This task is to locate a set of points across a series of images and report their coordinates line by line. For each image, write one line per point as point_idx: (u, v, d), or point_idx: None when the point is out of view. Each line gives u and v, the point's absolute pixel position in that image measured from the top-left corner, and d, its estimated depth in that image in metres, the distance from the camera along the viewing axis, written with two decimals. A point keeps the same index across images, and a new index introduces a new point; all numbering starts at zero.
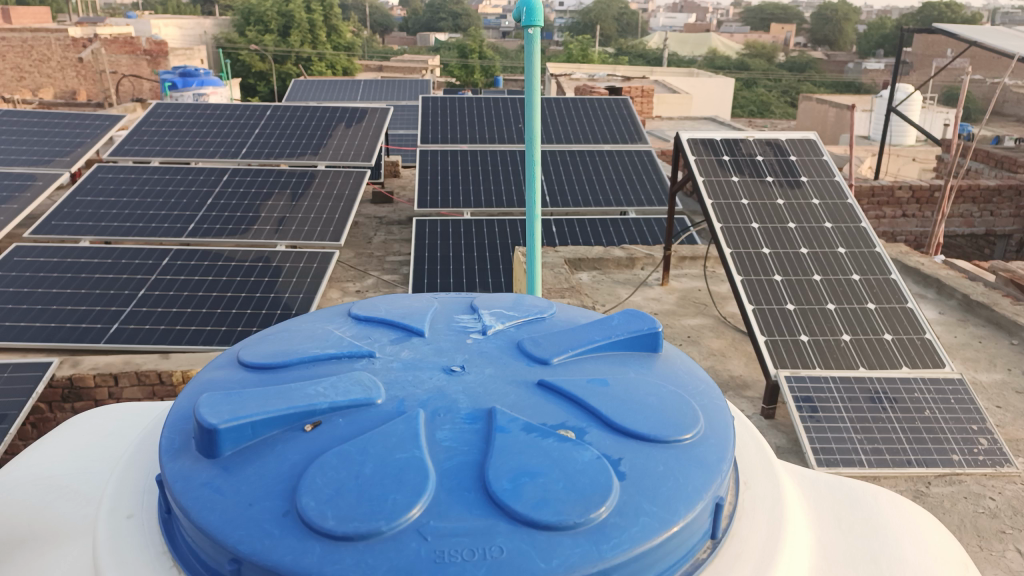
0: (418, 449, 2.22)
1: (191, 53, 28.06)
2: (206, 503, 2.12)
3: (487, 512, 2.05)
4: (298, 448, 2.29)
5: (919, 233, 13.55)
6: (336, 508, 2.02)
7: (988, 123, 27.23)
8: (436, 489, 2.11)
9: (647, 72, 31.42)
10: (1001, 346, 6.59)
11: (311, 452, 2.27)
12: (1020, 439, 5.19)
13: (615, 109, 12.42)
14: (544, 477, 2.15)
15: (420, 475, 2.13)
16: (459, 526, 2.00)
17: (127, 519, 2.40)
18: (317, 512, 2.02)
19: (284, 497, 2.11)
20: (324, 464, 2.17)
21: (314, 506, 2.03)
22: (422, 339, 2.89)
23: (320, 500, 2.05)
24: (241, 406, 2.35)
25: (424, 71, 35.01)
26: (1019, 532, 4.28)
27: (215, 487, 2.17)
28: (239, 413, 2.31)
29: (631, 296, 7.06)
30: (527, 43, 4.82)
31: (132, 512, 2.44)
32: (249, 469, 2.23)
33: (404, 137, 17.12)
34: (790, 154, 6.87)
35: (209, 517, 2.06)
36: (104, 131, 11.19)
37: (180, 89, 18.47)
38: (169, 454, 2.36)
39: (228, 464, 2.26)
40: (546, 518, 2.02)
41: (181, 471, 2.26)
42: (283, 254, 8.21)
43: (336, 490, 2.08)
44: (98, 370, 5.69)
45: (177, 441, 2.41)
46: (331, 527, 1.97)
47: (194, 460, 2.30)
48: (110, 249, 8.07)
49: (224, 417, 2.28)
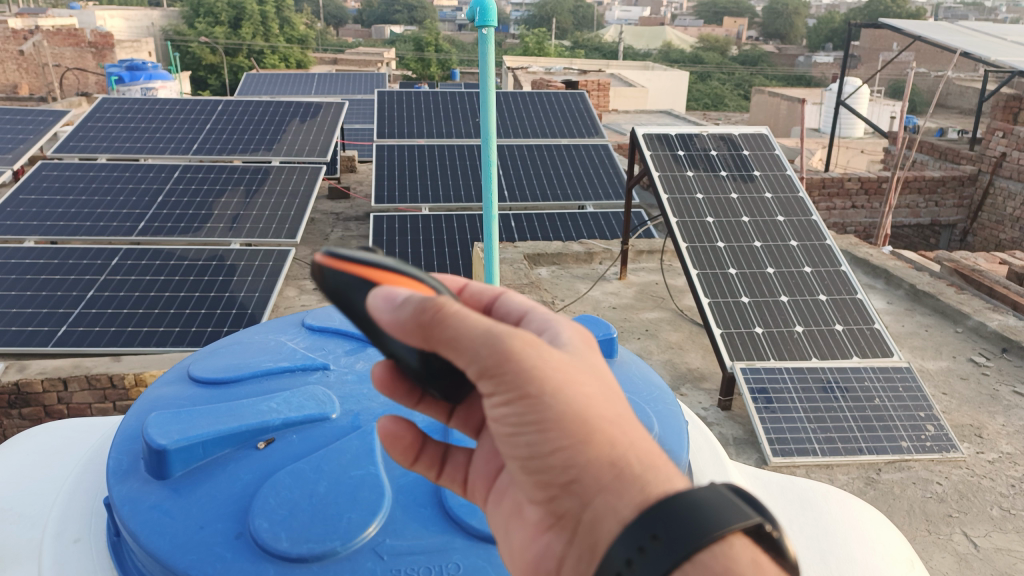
0: (373, 466, 2.22)
1: (140, 46, 27.17)
2: (156, 528, 2.05)
3: (443, 529, 2.08)
4: (251, 467, 2.24)
5: (868, 224, 13.82)
6: (290, 530, 1.99)
7: (933, 116, 27.89)
8: (391, 507, 2.12)
9: (602, 65, 31.59)
10: (946, 334, 6.74)
11: (264, 470, 2.22)
12: (965, 425, 5.32)
13: (572, 103, 12.42)
14: None
15: (375, 493, 2.13)
16: (415, 544, 2.02)
17: (74, 544, 2.35)
18: (271, 534, 1.98)
19: (236, 518, 2.07)
20: (277, 484, 2.13)
21: (267, 528, 1.99)
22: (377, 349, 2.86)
23: (274, 521, 2.01)
24: (192, 425, 2.28)
25: (379, 63, 34.66)
26: (965, 516, 4.40)
27: (165, 510, 2.10)
28: (189, 432, 2.24)
29: (590, 291, 7.07)
30: (481, 43, 4.75)
31: (79, 536, 2.39)
32: (200, 491, 2.17)
33: (360, 132, 16.93)
34: (743, 149, 6.94)
35: (158, 542, 2.00)
36: (48, 127, 10.82)
37: (127, 84, 17.97)
38: (117, 475, 2.28)
39: (178, 486, 2.20)
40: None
41: (130, 494, 2.18)
42: (238, 252, 8.05)
43: (290, 511, 2.04)
44: (47, 375, 5.51)
45: (125, 462, 2.33)
46: (286, 549, 1.94)
47: (143, 482, 2.23)
48: (57, 249, 7.83)
49: (173, 437, 2.21)
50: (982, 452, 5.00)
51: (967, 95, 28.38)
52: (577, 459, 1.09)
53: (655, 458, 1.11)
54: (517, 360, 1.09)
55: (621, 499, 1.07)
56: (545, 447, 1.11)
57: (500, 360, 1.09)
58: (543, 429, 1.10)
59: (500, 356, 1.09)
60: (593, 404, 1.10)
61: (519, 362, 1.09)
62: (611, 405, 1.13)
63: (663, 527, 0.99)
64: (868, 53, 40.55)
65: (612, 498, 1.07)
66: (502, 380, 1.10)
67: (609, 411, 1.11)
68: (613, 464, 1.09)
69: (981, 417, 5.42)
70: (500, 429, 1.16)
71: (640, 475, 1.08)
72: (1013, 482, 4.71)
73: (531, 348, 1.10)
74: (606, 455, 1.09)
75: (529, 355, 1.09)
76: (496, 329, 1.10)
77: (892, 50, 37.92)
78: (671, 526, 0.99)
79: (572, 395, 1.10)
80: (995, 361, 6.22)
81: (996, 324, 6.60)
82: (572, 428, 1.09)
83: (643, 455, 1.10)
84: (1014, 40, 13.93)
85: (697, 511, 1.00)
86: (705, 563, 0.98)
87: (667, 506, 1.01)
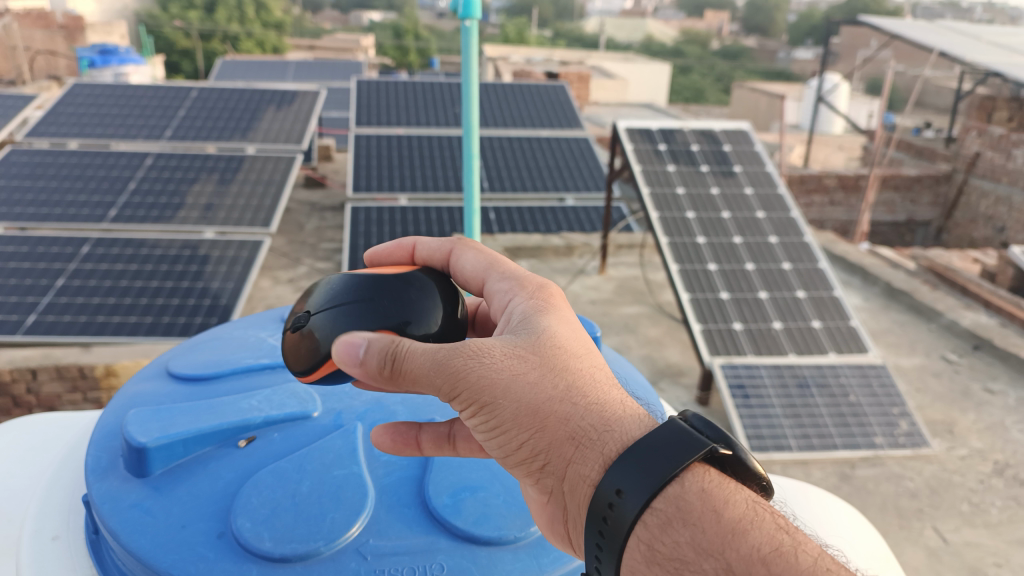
0: (357, 465, 2.16)
1: (111, 29, 26.70)
2: (136, 526, 1.97)
3: (427, 529, 2.00)
4: (232, 466, 2.16)
5: (845, 221, 13.91)
6: (273, 530, 1.92)
7: (910, 114, 28.15)
8: (375, 507, 2.05)
9: (583, 56, 31.52)
10: (921, 330, 6.78)
11: (246, 469, 2.15)
12: (938, 421, 5.33)
13: (553, 95, 12.35)
14: (484, 492, 2.12)
15: (359, 493, 2.06)
16: (399, 545, 1.95)
17: (53, 541, 2.29)
18: (253, 534, 1.91)
19: (218, 518, 1.99)
20: (260, 483, 2.07)
21: (249, 528, 1.92)
22: None
23: (256, 521, 1.94)
24: (172, 422, 2.21)
25: (357, 50, 34.30)
26: (936, 512, 4.40)
27: (146, 509, 2.02)
28: (170, 430, 2.17)
29: (569, 285, 7.01)
30: (464, 36, 4.67)
31: (58, 532, 2.32)
32: (181, 489, 2.09)
33: (338, 121, 16.78)
34: (723, 144, 6.91)
35: (139, 541, 1.92)
36: (17, 111, 10.58)
37: (98, 67, 17.66)
38: (95, 473, 2.19)
39: (158, 484, 2.11)
40: (486, 534, 1.97)
41: (109, 492, 2.10)
42: (211, 242, 7.93)
43: (272, 511, 1.98)
44: (15, 364, 5.36)
45: (104, 459, 2.25)
46: (269, 549, 1.87)
47: (122, 479, 2.14)
48: (25, 237, 7.66)
49: (153, 434, 2.14)
50: (953, 448, 5.01)
51: (943, 94, 28.66)
52: (543, 445, 1.30)
53: (611, 415, 1.30)
54: (462, 379, 1.33)
55: (588, 465, 1.25)
56: (517, 444, 1.33)
57: (451, 384, 1.33)
58: (507, 429, 1.33)
59: (449, 378, 1.33)
60: (540, 396, 1.32)
61: (466, 384, 1.33)
62: (559, 383, 1.34)
63: (622, 483, 1.16)
64: (846, 49, 40.72)
65: (581, 467, 1.26)
66: (460, 398, 1.34)
67: (559, 394, 1.32)
68: (573, 439, 1.29)
69: (953, 413, 5.44)
70: (483, 437, 1.39)
71: (602, 438, 1.27)
72: (983, 478, 4.72)
73: (474, 361, 1.34)
74: (563, 432, 1.29)
75: (472, 374, 1.33)
76: (436, 358, 1.34)
77: (870, 47, 38.20)
78: (627, 480, 1.16)
79: (519, 391, 1.32)
80: (967, 358, 6.24)
81: (969, 322, 6.62)
82: (527, 423, 1.32)
83: (601, 417, 1.30)
84: (989, 40, 13.99)
85: (644, 465, 1.16)
86: (662, 505, 1.14)
87: (623, 467, 1.18)
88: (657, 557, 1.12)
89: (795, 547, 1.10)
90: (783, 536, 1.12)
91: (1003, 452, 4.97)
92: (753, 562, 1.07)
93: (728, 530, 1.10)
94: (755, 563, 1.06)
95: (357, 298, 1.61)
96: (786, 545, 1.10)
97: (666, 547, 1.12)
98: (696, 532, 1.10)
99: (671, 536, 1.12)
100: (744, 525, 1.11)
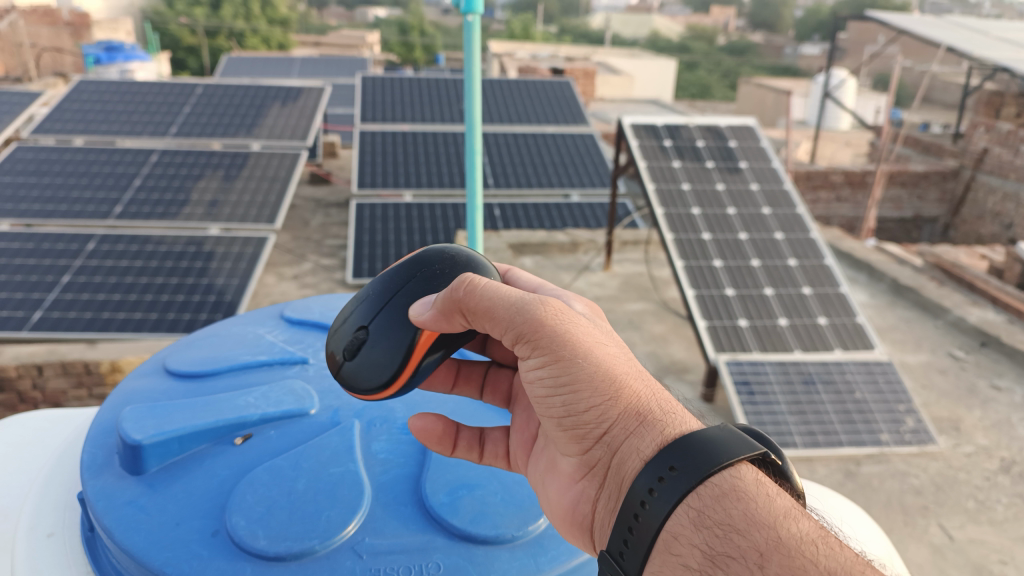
0: (353, 463, 2.17)
1: (117, 26, 26.73)
2: (131, 523, 1.98)
3: (423, 528, 2.01)
4: (227, 463, 2.17)
5: (852, 217, 13.87)
6: (268, 528, 1.93)
7: (918, 111, 28.04)
8: (371, 505, 2.05)
9: (589, 52, 31.44)
10: (926, 327, 6.76)
11: (242, 466, 2.16)
12: (944, 418, 5.31)
13: (558, 92, 12.33)
14: (481, 489, 2.13)
15: (354, 491, 2.07)
16: (395, 543, 1.95)
17: (48, 538, 2.33)
18: (248, 532, 1.92)
19: (212, 516, 2.00)
20: (255, 481, 2.07)
21: (244, 526, 1.93)
22: None
23: (251, 519, 1.95)
24: (167, 420, 2.23)
25: (363, 47, 34.29)
26: (942, 509, 4.39)
27: (140, 506, 2.04)
28: (165, 427, 2.19)
29: (574, 281, 7.01)
30: (466, 31, 4.67)
31: (53, 530, 2.36)
32: (176, 487, 2.10)
33: (343, 118, 16.79)
34: (729, 140, 6.90)
35: (133, 538, 1.93)
36: (23, 108, 10.60)
37: (104, 64, 17.70)
38: (91, 470, 2.21)
39: (153, 481, 2.13)
40: (484, 532, 1.98)
41: (105, 489, 2.12)
42: (216, 238, 7.97)
43: (267, 509, 1.99)
44: (20, 360, 5.38)
45: (100, 456, 2.26)
46: (264, 547, 1.88)
47: (118, 477, 2.16)
48: (31, 233, 7.68)
49: (148, 432, 2.16)
50: (959, 445, 4.99)
51: (951, 90, 28.55)
52: (607, 412, 1.34)
53: (673, 406, 1.35)
54: (546, 330, 1.40)
55: (644, 441, 1.28)
56: (579, 407, 1.37)
57: (537, 326, 1.41)
58: (576, 389, 1.37)
59: (534, 324, 1.41)
60: (616, 367, 1.39)
61: (550, 332, 1.39)
62: (630, 368, 1.41)
63: (680, 458, 1.18)
64: (853, 45, 40.58)
65: (636, 443, 1.29)
66: (539, 345, 1.40)
67: (629, 373, 1.39)
68: (637, 413, 1.33)
69: (959, 410, 5.42)
70: (541, 399, 1.43)
71: (662, 420, 1.31)
72: (988, 475, 4.70)
73: (560, 321, 1.42)
74: (630, 406, 1.34)
75: (558, 326, 1.40)
76: (529, 303, 1.43)
77: (877, 43, 38.08)
78: (685, 457, 1.18)
79: (595, 359, 1.38)
80: (973, 355, 6.21)
81: (975, 319, 6.60)
82: (598, 387, 1.36)
83: (665, 405, 1.35)
84: (997, 35, 13.92)
85: (703, 444, 1.19)
86: (717, 482, 1.16)
87: (681, 444, 1.20)
88: (707, 523, 1.13)
89: (837, 540, 1.12)
90: (827, 531, 1.14)
91: (1008, 450, 4.95)
92: (803, 540, 1.08)
93: (780, 513, 1.12)
94: (807, 542, 1.08)
95: (407, 283, 1.79)
96: (832, 536, 1.12)
97: (719, 514, 1.12)
98: (748, 507, 1.12)
99: (722, 509, 1.13)
100: (795, 514, 1.13)
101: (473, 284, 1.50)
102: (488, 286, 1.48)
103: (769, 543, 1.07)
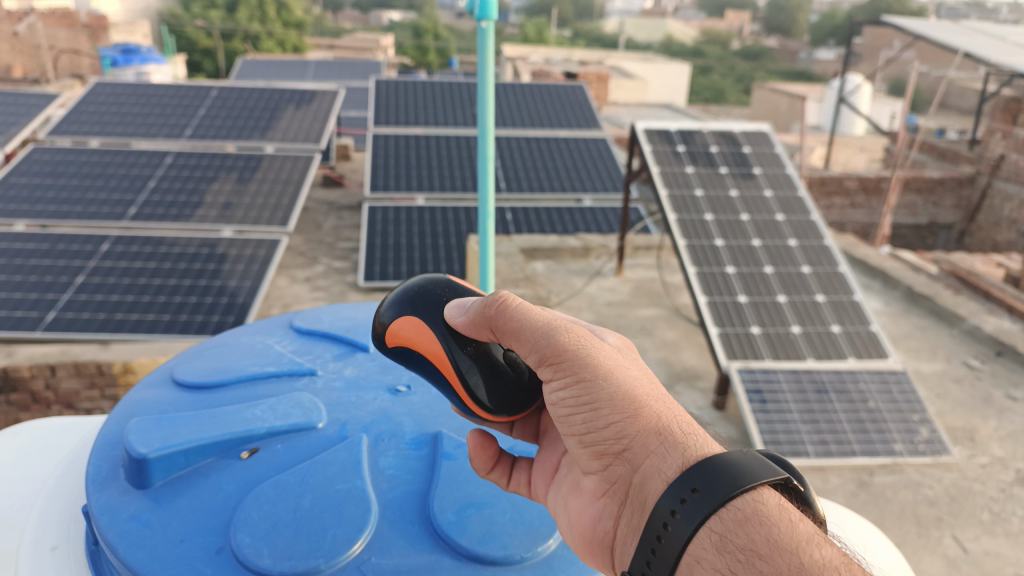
0: (360, 479, 2.17)
1: (134, 28, 26.96)
2: (134, 538, 1.99)
3: (430, 547, 2.00)
4: (232, 478, 2.18)
5: (866, 224, 13.78)
6: (272, 546, 1.93)
7: (934, 117, 27.93)
8: (378, 523, 2.05)
9: (603, 56, 31.41)
10: (941, 336, 6.70)
11: (247, 481, 2.16)
12: (959, 428, 5.27)
13: (571, 96, 12.32)
14: (490, 509, 2.12)
15: (361, 508, 2.07)
16: (401, 563, 1.95)
17: (52, 551, 2.34)
18: (252, 550, 1.92)
19: (217, 532, 2.01)
20: (261, 497, 2.08)
21: (248, 543, 1.94)
22: (366, 354, 2.79)
23: (255, 536, 1.96)
24: (173, 433, 2.24)
25: (377, 50, 34.42)
26: (956, 520, 4.35)
27: (144, 522, 2.05)
28: (170, 441, 2.20)
29: (585, 287, 6.99)
30: (480, 37, 4.67)
31: (57, 543, 2.38)
32: (181, 501, 2.12)
33: (357, 121, 16.86)
34: (743, 145, 6.88)
35: (136, 553, 1.94)
36: (39, 110, 10.67)
37: (121, 67, 17.87)
38: (96, 483, 2.23)
39: (158, 496, 2.15)
40: (491, 553, 1.98)
41: (109, 503, 2.13)
42: (230, 241, 8.01)
43: (272, 527, 1.99)
44: (34, 360, 5.43)
45: (105, 469, 2.29)
46: (267, 566, 1.88)
47: (122, 491, 2.18)
48: (47, 234, 7.72)
49: (154, 446, 2.17)
50: (974, 456, 4.95)
51: (968, 95, 28.49)
52: (628, 430, 1.25)
53: (700, 430, 1.26)
54: (571, 352, 1.34)
55: (667, 461, 1.19)
56: (598, 424, 1.29)
57: (559, 349, 1.36)
58: (596, 408, 1.30)
59: (558, 347, 1.36)
60: (642, 389, 1.31)
61: (574, 353, 1.34)
62: (656, 391, 1.32)
63: (701, 480, 1.10)
64: (868, 51, 40.46)
65: (658, 460, 1.20)
66: (562, 367, 1.35)
67: (654, 395, 1.31)
68: (657, 432, 1.24)
69: (975, 420, 5.37)
70: (562, 419, 1.36)
71: (685, 441, 1.21)
72: (1004, 487, 4.66)
73: (582, 344, 1.36)
74: (654, 424, 1.25)
75: (580, 348, 1.35)
76: (553, 326, 1.38)
77: (893, 47, 38.02)
78: (707, 479, 1.10)
79: (620, 378, 1.31)
80: (989, 364, 6.16)
81: (991, 328, 6.54)
82: (621, 406, 1.28)
83: (691, 427, 1.25)
84: (1015, 41, 13.80)
85: (727, 466, 1.10)
86: (739, 505, 1.08)
87: (703, 464, 1.13)
88: (729, 547, 1.05)
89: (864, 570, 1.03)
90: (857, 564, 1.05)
91: None
92: (828, 566, 1.00)
93: (803, 538, 1.04)
94: (830, 568, 1.00)
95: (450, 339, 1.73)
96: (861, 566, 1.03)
97: (742, 538, 1.05)
98: (772, 531, 1.04)
99: (744, 532, 1.05)
100: (818, 540, 1.05)
101: (503, 302, 1.47)
102: (515, 310, 1.45)
103: (791, 571, 0.99)
